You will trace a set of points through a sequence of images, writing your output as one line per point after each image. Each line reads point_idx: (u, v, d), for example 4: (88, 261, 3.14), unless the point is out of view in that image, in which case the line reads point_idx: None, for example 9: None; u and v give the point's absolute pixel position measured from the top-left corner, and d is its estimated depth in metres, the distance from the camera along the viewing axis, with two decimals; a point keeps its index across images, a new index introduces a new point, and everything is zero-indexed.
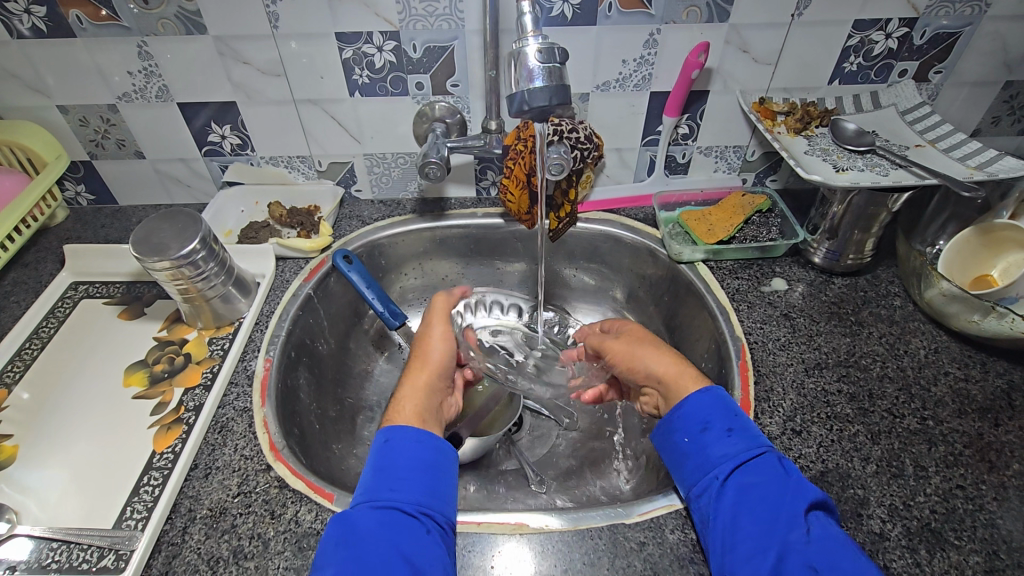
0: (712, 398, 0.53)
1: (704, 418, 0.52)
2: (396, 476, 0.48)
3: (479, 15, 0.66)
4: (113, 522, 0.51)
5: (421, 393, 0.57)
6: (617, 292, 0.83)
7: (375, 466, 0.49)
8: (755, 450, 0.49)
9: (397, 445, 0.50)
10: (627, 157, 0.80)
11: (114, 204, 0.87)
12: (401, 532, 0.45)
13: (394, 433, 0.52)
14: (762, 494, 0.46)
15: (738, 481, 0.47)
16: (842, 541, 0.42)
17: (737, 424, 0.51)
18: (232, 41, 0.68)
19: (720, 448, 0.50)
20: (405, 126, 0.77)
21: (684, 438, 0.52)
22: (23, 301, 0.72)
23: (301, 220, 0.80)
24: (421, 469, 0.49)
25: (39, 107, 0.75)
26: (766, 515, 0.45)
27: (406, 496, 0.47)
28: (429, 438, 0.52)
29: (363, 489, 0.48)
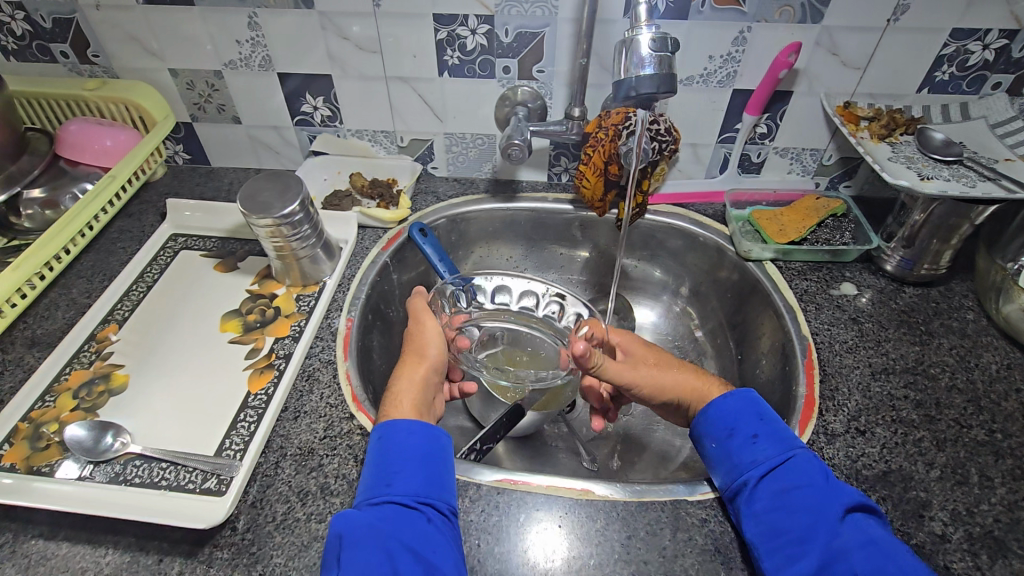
0: (739, 402, 0.53)
1: (731, 424, 0.53)
2: (391, 470, 0.49)
3: (573, 4, 0.68)
4: (214, 451, 0.56)
5: (418, 387, 0.56)
6: (679, 286, 0.85)
7: (373, 465, 0.50)
8: (785, 455, 0.49)
9: (393, 439, 0.51)
10: (702, 153, 0.81)
11: (207, 165, 0.93)
12: (401, 525, 0.46)
13: (386, 430, 0.52)
14: (798, 501, 0.47)
15: (770, 487, 0.48)
16: (881, 544, 0.44)
17: (763, 428, 0.52)
18: (336, 17, 0.72)
19: (748, 455, 0.50)
20: (488, 108, 0.80)
21: (712, 443, 0.53)
22: (129, 248, 0.78)
23: (382, 192, 0.84)
24: (416, 461, 0.50)
25: (153, 69, 0.81)
26: (801, 521, 0.46)
27: (402, 487, 0.48)
28: (423, 428, 0.52)
29: (363, 486, 0.49)
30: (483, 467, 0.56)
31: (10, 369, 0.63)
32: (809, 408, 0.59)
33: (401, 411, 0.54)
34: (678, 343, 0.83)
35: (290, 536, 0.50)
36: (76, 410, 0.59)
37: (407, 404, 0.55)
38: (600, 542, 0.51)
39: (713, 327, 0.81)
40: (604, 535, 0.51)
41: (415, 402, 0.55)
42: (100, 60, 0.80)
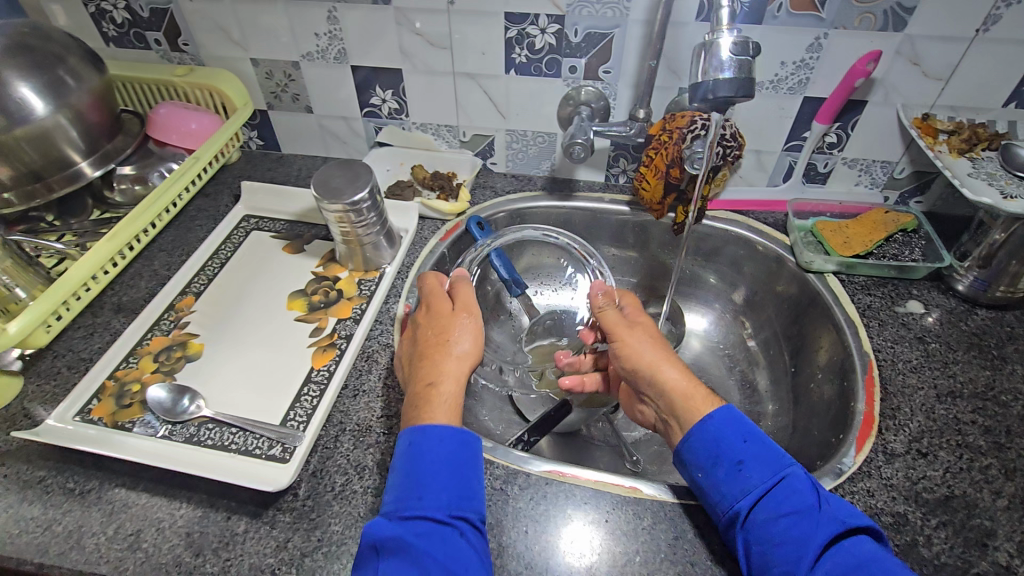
0: (722, 425, 0.51)
1: (715, 452, 0.50)
2: (423, 482, 0.48)
3: (646, 6, 0.68)
4: (279, 421, 0.59)
5: (457, 383, 0.55)
6: (732, 294, 0.84)
7: (401, 472, 0.49)
8: (769, 483, 0.47)
9: (423, 448, 0.49)
10: (765, 161, 0.80)
11: (278, 151, 0.98)
12: (437, 540, 0.45)
13: (418, 437, 0.50)
14: (786, 533, 0.45)
15: (759, 519, 0.46)
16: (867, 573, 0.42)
17: (748, 452, 0.49)
18: (411, 13, 0.75)
19: (734, 487, 0.48)
20: (551, 107, 0.81)
21: (698, 474, 0.51)
22: (205, 226, 0.83)
23: (442, 184, 0.86)
24: (445, 471, 0.49)
25: (236, 58, 0.85)
26: (790, 555, 0.44)
27: (433, 505, 0.47)
28: (455, 436, 0.51)
29: (392, 495, 0.48)
30: (532, 457, 0.57)
31: (99, 331, 0.68)
32: (867, 425, 0.58)
33: (442, 413, 0.52)
34: (729, 352, 0.82)
35: (347, 506, 0.53)
36: (156, 372, 0.63)
37: (450, 402, 0.54)
38: (646, 540, 0.51)
39: (766, 338, 0.79)
40: (650, 532, 0.51)
41: (457, 402, 0.54)
42: (189, 48, 0.85)
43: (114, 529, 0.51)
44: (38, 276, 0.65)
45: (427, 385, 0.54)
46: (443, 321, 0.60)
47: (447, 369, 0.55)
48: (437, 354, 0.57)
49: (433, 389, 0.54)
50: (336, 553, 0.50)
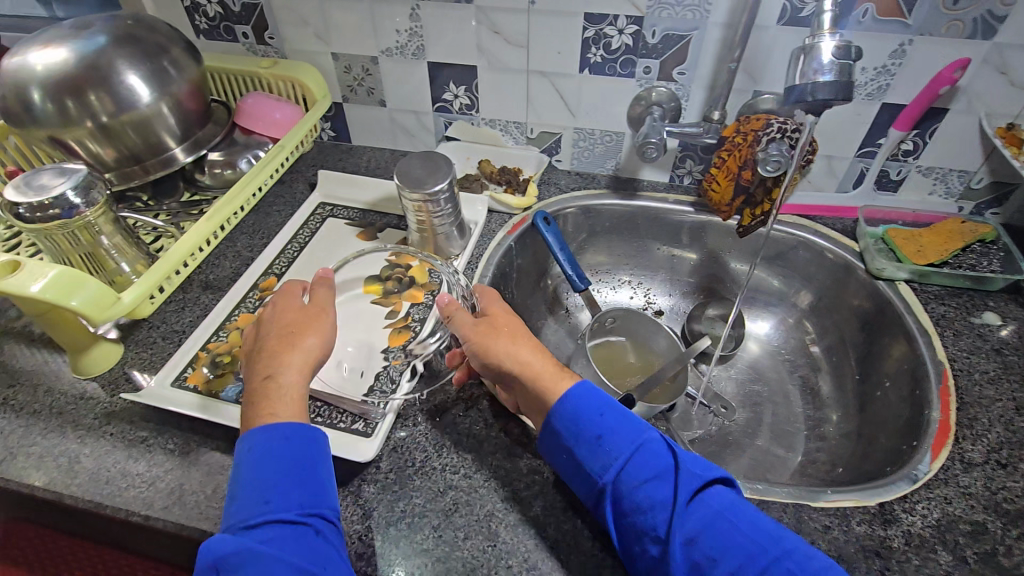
0: (576, 405, 0.51)
1: (576, 432, 0.51)
2: (268, 487, 0.47)
3: (727, 8, 0.69)
4: (361, 397, 0.61)
5: (304, 367, 0.54)
6: (795, 299, 0.84)
7: (243, 478, 0.47)
8: (630, 450, 0.49)
9: (263, 453, 0.48)
10: (836, 166, 0.80)
11: (349, 143, 1.01)
12: (289, 542, 0.44)
13: (255, 441, 0.49)
14: (653, 499, 0.47)
15: (624, 491, 0.48)
16: (724, 518, 0.45)
17: (604, 426, 0.50)
18: (491, 12, 0.77)
19: (597, 462, 0.49)
20: (621, 106, 0.82)
21: (564, 455, 0.51)
22: (283, 212, 0.87)
23: (509, 179, 0.88)
24: (289, 472, 0.48)
25: (318, 52, 0.89)
26: (657, 519, 0.46)
27: (283, 506, 0.46)
28: (298, 432, 0.50)
29: (236, 508, 0.46)
30: None
31: (190, 305, 0.73)
32: (943, 433, 0.58)
33: (287, 408, 0.51)
34: (790, 356, 0.83)
35: (427, 481, 0.55)
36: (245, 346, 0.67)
37: (292, 388, 0.53)
38: None
39: (830, 344, 0.79)
40: None
41: (301, 390, 0.53)
42: (274, 42, 0.90)
43: (212, 489, 0.55)
44: (140, 252, 0.70)
45: (268, 379, 0.52)
46: (292, 312, 0.58)
47: (290, 362, 0.54)
48: (285, 343, 0.55)
49: (282, 381, 0.53)
50: (418, 524, 0.52)
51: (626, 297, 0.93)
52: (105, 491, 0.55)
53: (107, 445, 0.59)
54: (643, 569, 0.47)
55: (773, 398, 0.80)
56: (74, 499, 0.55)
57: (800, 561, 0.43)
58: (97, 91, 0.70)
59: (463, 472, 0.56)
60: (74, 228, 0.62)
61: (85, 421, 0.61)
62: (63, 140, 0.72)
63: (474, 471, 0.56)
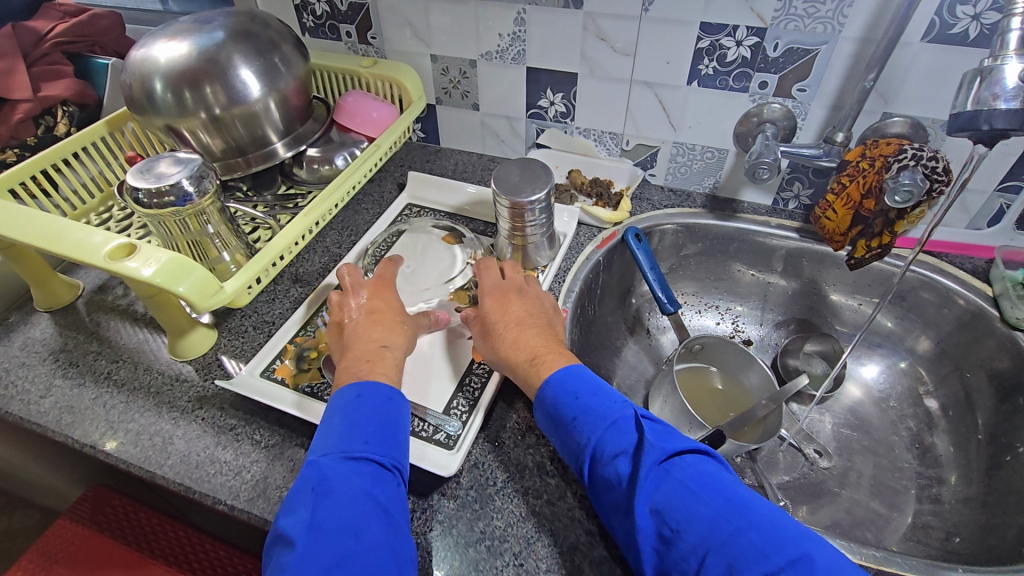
0: (551, 390, 0.53)
1: (555, 415, 0.52)
2: (366, 430, 0.49)
3: (864, 22, 0.64)
4: (442, 408, 0.60)
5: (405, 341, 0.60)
6: (909, 343, 0.76)
7: (343, 414, 0.50)
8: (601, 429, 0.49)
9: (366, 401, 0.51)
10: (971, 201, 0.71)
11: (436, 145, 1.01)
12: (378, 484, 0.46)
13: (367, 389, 0.52)
14: (621, 475, 0.47)
15: (598, 469, 0.48)
16: (686, 489, 0.44)
17: (579, 406, 0.51)
18: (600, 19, 0.74)
19: (576, 443, 0.51)
20: (730, 122, 0.77)
21: (553, 437, 0.53)
22: (371, 211, 0.87)
23: (600, 191, 0.85)
24: (386, 422, 0.50)
25: (417, 54, 0.90)
26: (624, 494, 0.46)
27: (380, 451, 0.48)
28: (399, 397, 0.53)
29: (333, 440, 0.48)
30: None
31: (280, 297, 0.74)
32: None
33: (392, 376, 0.56)
34: (898, 405, 0.75)
35: (509, 504, 0.53)
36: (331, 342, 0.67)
37: (393, 360, 0.57)
38: None
39: (948, 396, 0.72)
40: None
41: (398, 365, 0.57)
42: (375, 42, 0.91)
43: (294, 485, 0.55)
44: (240, 242, 0.72)
45: (382, 346, 0.58)
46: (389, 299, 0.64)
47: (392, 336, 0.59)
48: (388, 320, 0.61)
49: (388, 351, 0.58)
50: (499, 548, 0.50)
51: (713, 323, 0.88)
52: (194, 475, 0.56)
53: (198, 430, 0.60)
54: (625, 542, 0.47)
55: (876, 449, 0.73)
56: (165, 480, 0.56)
57: (768, 531, 0.41)
58: (212, 84, 0.72)
59: (546, 498, 0.53)
60: (185, 215, 0.64)
61: (179, 404, 0.62)
62: (177, 129, 0.75)
63: (557, 499, 0.53)
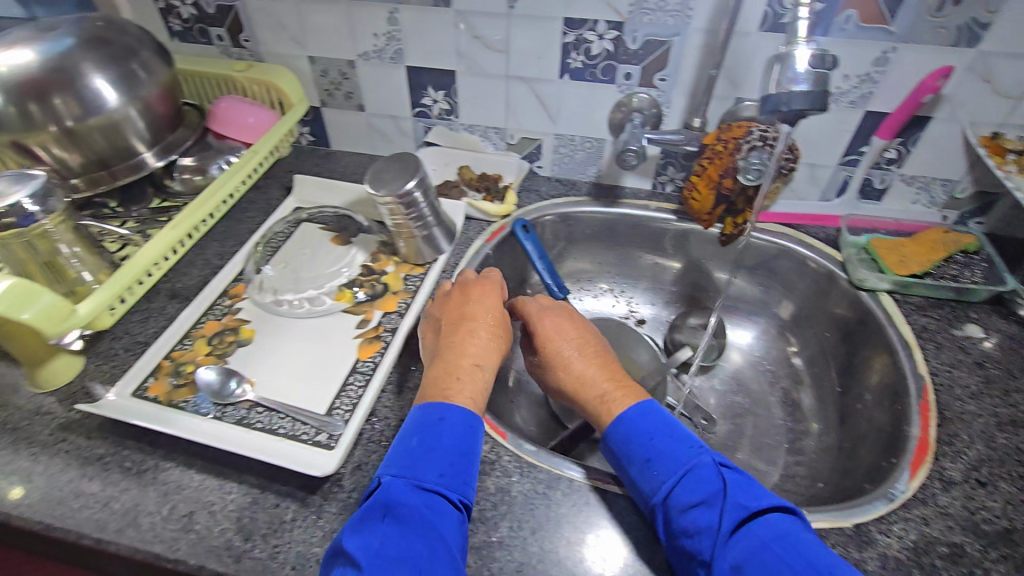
0: (625, 430, 0.53)
1: (628, 452, 0.53)
2: (438, 459, 0.50)
3: (708, 15, 0.68)
4: (324, 410, 0.60)
5: (493, 354, 0.59)
6: (777, 309, 0.83)
7: (422, 438, 0.51)
8: (677, 476, 0.49)
9: (444, 427, 0.52)
10: (819, 175, 0.78)
11: (327, 148, 1.00)
12: (442, 516, 0.46)
13: (448, 414, 0.53)
14: (694, 523, 0.46)
15: (668, 513, 0.48)
16: (770, 550, 0.43)
17: (654, 448, 0.52)
18: (471, 16, 0.75)
19: (646, 483, 0.51)
20: (603, 113, 0.81)
21: (622, 472, 0.53)
22: (257, 218, 0.85)
23: (488, 186, 0.88)
24: (461, 453, 0.51)
25: (294, 55, 0.87)
26: (699, 543, 0.46)
27: (452, 486, 0.49)
28: (478, 426, 0.53)
29: (409, 464, 0.49)
30: (571, 462, 0.58)
31: (155, 316, 0.71)
32: (922, 451, 0.56)
33: (475, 398, 0.55)
34: (772, 367, 0.82)
35: None
36: (209, 355, 0.65)
37: (481, 379, 0.57)
38: None
39: (812, 355, 0.78)
40: None
41: (482, 382, 0.57)
42: (249, 45, 0.88)
43: (167, 510, 0.53)
44: (102, 262, 0.68)
45: (475, 365, 0.57)
46: (455, 308, 0.63)
47: (475, 346, 0.59)
48: (465, 330, 0.60)
49: (481, 373, 0.57)
50: None
51: (609, 306, 0.92)
52: (55, 512, 0.53)
53: (62, 463, 0.56)
54: None
55: (754, 410, 0.78)
56: (24, 521, 0.53)
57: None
58: (62, 95, 0.68)
59: None
60: (31, 237, 0.60)
61: (40, 438, 0.58)
62: (25, 145, 0.70)
63: None
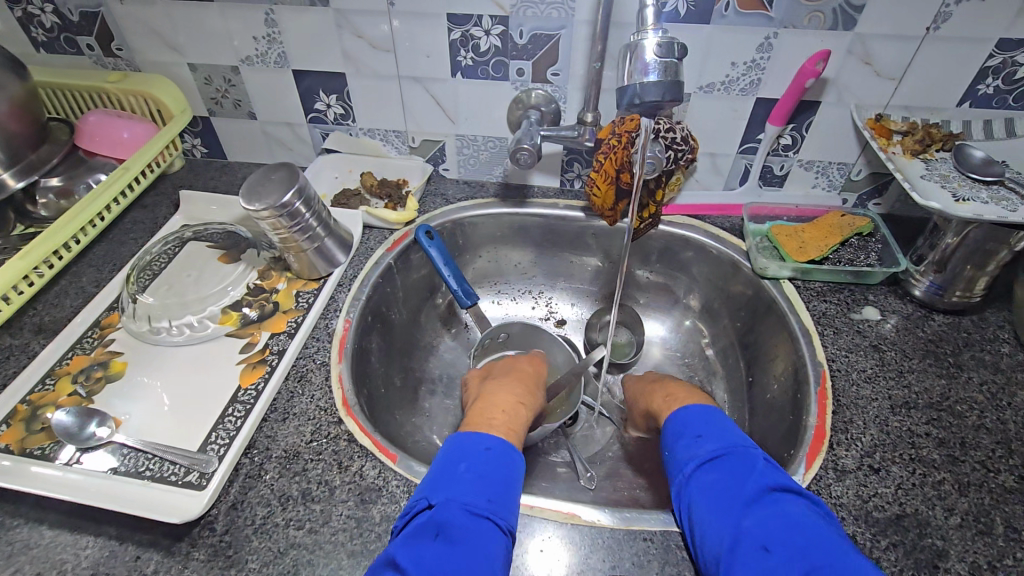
0: (697, 411, 0.57)
1: (691, 429, 0.55)
2: (490, 488, 0.47)
3: (591, 6, 0.66)
4: (197, 447, 0.56)
5: (531, 401, 0.60)
6: (690, 302, 0.82)
7: (471, 464, 0.48)
8: (721, 448, 0.52)
9: (495, 456, 0.49)
10: (721, 164, 0.77)
11: (223, 159, 0.94)
12: (494, 544, 0.43)
13: (495, 444, 0.51)
14: (717, 488, 0.49)
15: (698, 477, 0.51)
16: (794, 519, 0.44)
17: (708, 430, 0.55)
18: (351, 15, 0.71)
19: (688, 452, 0.54)
20: (501, 111, 0.78)
21: (666, 446, 0.57)
22: (140, 240, 0.79)
23: (390, 192, 0.83)
24: (509, 483, 0.48)
25: (173, 63, 0.82)
26: (716, 504, 0.47)
27: (499, 511, 0.45)
28: (514, 454, 0.51)
29: (458, 486, 0.46)
30: None
31: (15, 354, 0.65)
32: (818, 441, 0.56)
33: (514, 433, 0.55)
34: (688, 361, 0.81)
35: (266, 541, 0.50)
36: (73, 394, 0.60)
37: (522, 417, 0.57)
38: (584, 569, 0.49)
39: (724, 346, 0.78)
40: (581, 562, 0.49)
41: (523, 421, 0.57)
42: (122, 54, 0.82)
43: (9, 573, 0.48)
44: None
45: (520, 405, 0.58)
46: (528, 374, 0.66)
47: (514, 391, 0.60)
48: (513, 381, 0.62)
49: (523, 410, 0.58)
50: None
51: (528, 308, 0.90)
52: None
53: None
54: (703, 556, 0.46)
55: None
56: None
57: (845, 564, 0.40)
58: None
59: (308, 527, 0.51)
60: None
61: None
62: None
63: (320, 525, 0.51)
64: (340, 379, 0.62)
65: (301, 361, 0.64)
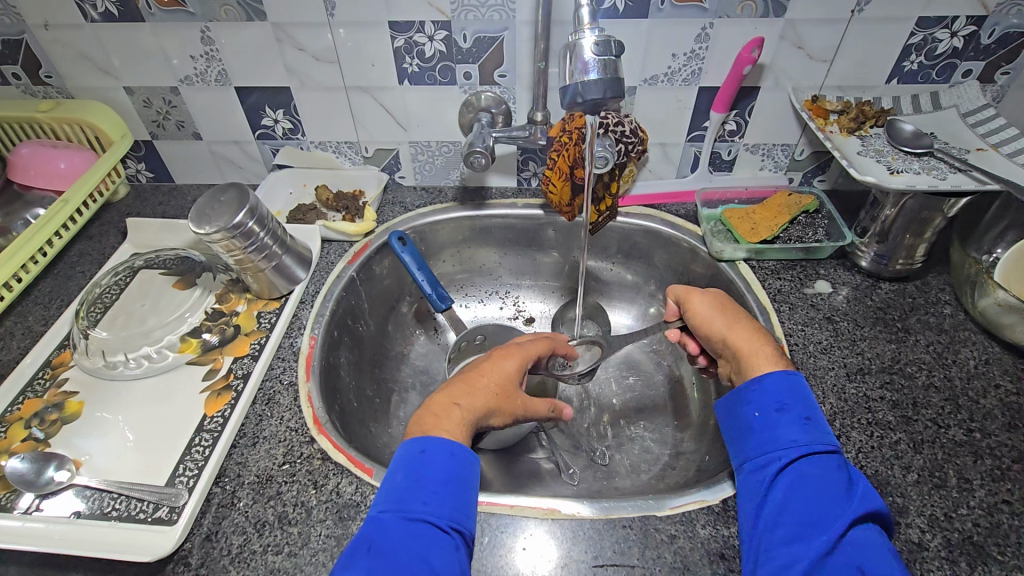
0: (796, 384, 0.53)
1: (783, 401, 0.52)
2: (426, 490, 0.46)
3: (532, 6, 0.66)
4: (166, 481, 0.54)
5: (475, 397, 0.54)
6: (653, 290, 0.84)
7: (406, 471, 0.47)
8: (828, 446, 0.49)
9: (429, 458, 0.48)
10: (671, 153, 0.79)
11: (171, 183, 0.91)
12: (431, 547, 0.43)
13: (430, 444, 0.49)
14: (819, 485, 0.47)
15: (798, 468, 0.48)
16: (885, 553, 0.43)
17: (815, 417, 0.51)
18: (290, 28, 0.70)
19: (789, 432, 0.50)
20: (452, 115, 0.78)
21: (755, 412, 0.53)
22: (88, 272, 0.76)
23: (347, 205, 0.82)
24: (448, 483, 0.47)
25: (108, 88, 0.79)
26: (816, 507, 0.46)
27: (438, 511, 0.45)
28: (463, 451, 0.49)
29: (394, 492, 0.46)
30: None
31: None
32: None
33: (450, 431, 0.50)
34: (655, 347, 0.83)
35: (245, 569, 0.49)
36: (27, 440, 0.57)
37: (452, 417, 0.51)
38: (567, 563, 0.50)
39: None
40: (564, 556, 0.50)
41: (458, 421, 0.51)
42: (52, 81, 0.78)
43: None
44: None
45: (453, 403, 0.53)
46: (493, 363, 0.58)
47: (456, 387, 0.54)
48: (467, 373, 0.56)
49: (458, 411, 0.52)
50: None
51: (495, 309, 0.90)
52: None
53: None
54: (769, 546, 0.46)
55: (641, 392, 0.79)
56: None
57: None
58: None
59: (287, 551, 0.50)
60: None
61: None
62: None
63: (300, 548, 0.50)
64: (309, 398, 0.61)
65: (268, 383, 0.63)
